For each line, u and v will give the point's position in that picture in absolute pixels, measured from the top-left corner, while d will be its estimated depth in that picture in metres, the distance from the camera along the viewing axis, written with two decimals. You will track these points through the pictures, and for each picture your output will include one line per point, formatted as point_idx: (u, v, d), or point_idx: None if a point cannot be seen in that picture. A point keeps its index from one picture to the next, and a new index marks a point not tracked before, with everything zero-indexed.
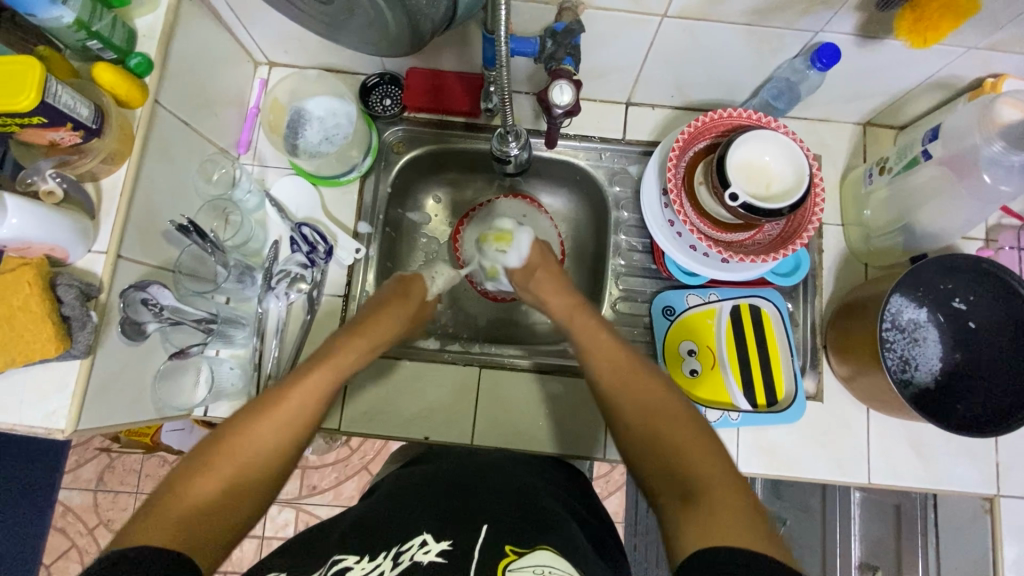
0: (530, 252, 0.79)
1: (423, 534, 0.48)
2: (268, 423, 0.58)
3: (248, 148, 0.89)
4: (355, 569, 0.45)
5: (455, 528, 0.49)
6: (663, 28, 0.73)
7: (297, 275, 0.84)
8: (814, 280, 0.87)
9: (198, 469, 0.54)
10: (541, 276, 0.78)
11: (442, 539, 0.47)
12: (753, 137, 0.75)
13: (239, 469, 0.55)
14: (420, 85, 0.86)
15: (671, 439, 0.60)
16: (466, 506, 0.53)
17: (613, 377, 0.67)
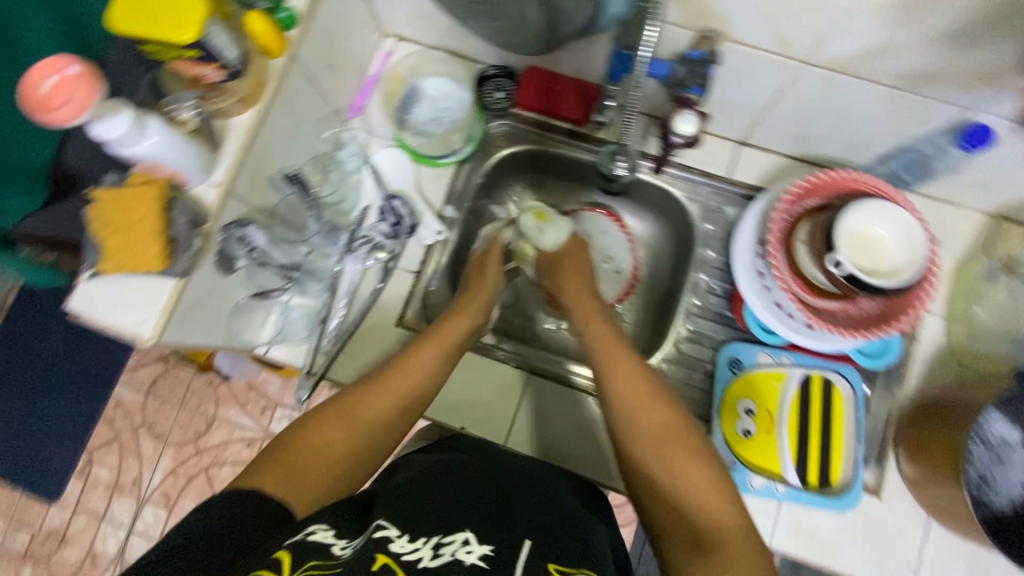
0: (568, 240, 0.87)
1: (466, 531, 0.50)
2: (377, 403, 0.65)
3: (359, 113, 0.92)
4: (398, 544, 0.47)
5: (499, 533, 0.50)
6: (802, 75, 0.69)
7: (378, 243, 0.87)
8: (899, 368, 0.82)
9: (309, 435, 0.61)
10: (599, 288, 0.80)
11: (485, 542, 0.49)
12: (871, 206, 0.70)
13: (347, 439, 0.62)
14: (536, 85, 0.86)
15: (671, 473, 0.60)
16: (513, 511, 0.54)
17: (631, 402, 0.65)
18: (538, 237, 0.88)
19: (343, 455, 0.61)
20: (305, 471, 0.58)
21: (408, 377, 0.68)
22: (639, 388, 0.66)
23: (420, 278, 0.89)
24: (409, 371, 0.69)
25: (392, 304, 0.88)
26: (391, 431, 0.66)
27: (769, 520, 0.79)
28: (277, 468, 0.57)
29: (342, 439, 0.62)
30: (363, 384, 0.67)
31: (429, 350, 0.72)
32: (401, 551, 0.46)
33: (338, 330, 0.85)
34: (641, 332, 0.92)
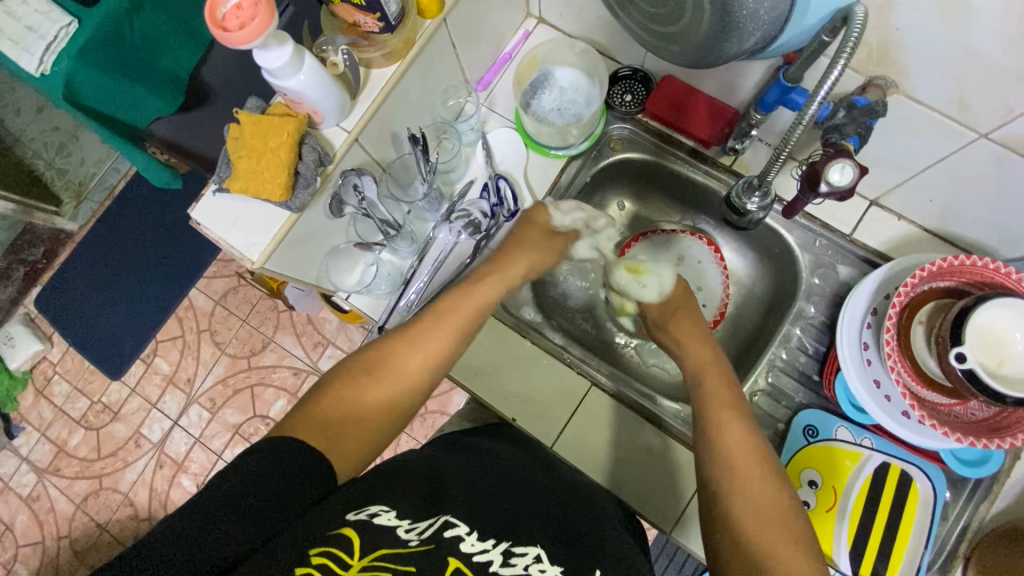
0: (671, 290, 0.84)
1: (537, 548, 0.52)
2: (405, 361, 0.65)
3: (486, 88, 0.92)
4: (467, 542, 0.49)
5: (568, 558, 0.52)
6: (972, 147, 0.63)
7: (475, 219, 0.86)
8: (991, 484, 0.75)
9: (341, 390, 0.62)
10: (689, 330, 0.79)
11: (556, 564, 0.51)
12: (1013, 305, 0.64)
13: (380, 399, 0.63)
14: (669, 98, 0.84)
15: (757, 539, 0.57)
16: (572, 532, 0.56)
17: (728, 455, 0.63)
18: (636, 292, 0.85)
19: (378, 414, 0.62)
20: (340, 430, 0.58)
21: (436, 336, 0.67)
22: (740, 442, 0.64)
23: None
24: (439, 328, 0.68)
25: None
26: (420, 389, 0.66)
27: None
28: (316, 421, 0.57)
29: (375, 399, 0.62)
30: (392, 341, 0.66)
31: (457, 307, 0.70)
32: (472, 551, 0.48)
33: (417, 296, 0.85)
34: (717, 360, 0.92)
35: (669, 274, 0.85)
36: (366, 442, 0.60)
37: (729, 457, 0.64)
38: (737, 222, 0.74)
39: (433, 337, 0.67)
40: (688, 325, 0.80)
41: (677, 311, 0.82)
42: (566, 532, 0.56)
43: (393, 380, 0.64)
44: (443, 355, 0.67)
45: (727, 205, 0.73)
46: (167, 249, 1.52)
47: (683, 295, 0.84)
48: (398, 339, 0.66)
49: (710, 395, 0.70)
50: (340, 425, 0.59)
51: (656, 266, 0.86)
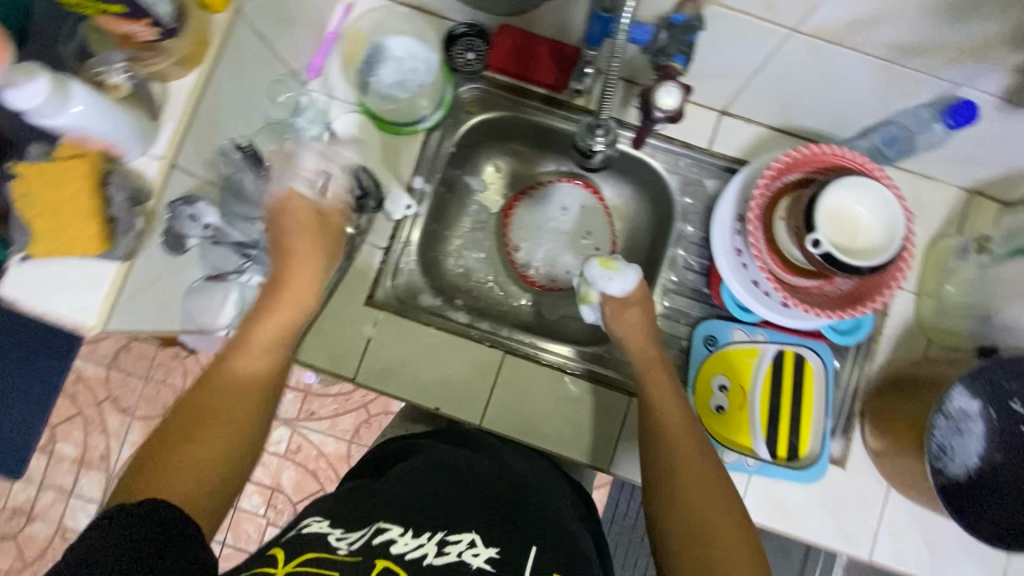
0: (635, 288, 0.78)
1: (472, 532, 0.51)
2: (229, 390, 0.58)
3: (318, 74, 0.84)
4: (399, 542, 0.47)
5: (504, 537, 0.52)
6: (788, 43, 0.66)
7: (344, 217, 0.81)
8: (869, 344, 0.82)
9: (159, 453, 0.52)
10: (636, 313, 0.77)
11: (490, 544, 0.50)
12: (853, 182, 0.69)
13: (228, 435, 0.56)
14: (509, 46, 0.80)
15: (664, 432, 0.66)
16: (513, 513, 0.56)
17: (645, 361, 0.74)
18: (603, 286, 0.78)
19: (228, 454, 0.55)
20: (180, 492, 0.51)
21: (250, 356, 0.61)
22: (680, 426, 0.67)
23: (388, 253, 0.85)
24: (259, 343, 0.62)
25: (358, 282, 0.84)
26: (265, 411, 0.60)
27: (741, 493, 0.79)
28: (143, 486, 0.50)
29: (212, 436, 0.55)
30: (224, 367, 0.60)
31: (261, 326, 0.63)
32: (405, 550, 0.47)
33: None
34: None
35: (636, 270, 0.78)
36: (211, 499, 0.52)
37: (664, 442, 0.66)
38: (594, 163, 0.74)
39: (256, 360, 0.61)
40: (637, 320, 0.77)
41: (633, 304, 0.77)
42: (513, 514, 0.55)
43: (223, 417, 0.56)
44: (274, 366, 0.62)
45: (578, 150, 0.72)
46: None
47: (644, 293, 0.79)
48: (211, 371, 0.59)
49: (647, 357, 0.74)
50: (184, 486, 0.51)
51: (629, 264, 0.79)
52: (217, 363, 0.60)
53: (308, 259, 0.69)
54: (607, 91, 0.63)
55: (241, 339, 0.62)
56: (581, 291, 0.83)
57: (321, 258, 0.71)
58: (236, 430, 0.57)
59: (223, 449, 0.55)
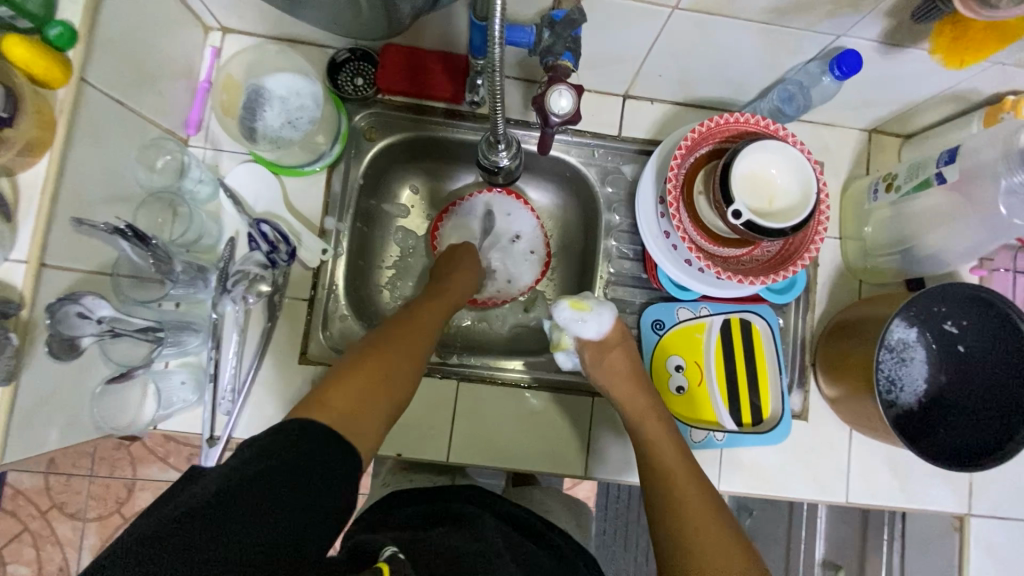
0: (611, 329, 0.78)
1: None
2: (413, 338, 0.66)
3: (199, 128, 0.78)
4: None
5: None
6: (672, 20, 0.65)
7: (255, 276, 0.75)
8: (807, 296, 0.84)
9: (339, 377, 0.57)
10: (616, 355, 0.77)
11: None
12: (760, 146, 0.69)
13: (397, 366, 0.62)
14: (397, 65, 0.77)
15: (671, 487, 0.66)
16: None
17: (636, 412, 0.73)
18: (578, 329, 0.77)
19: (394, 383, 0.60)
20: (358, 408, 0.55)
21: (422, 313, 0.70)
22: (699, 508, 0.64)
23: (314, 304, 0.79)
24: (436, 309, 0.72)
25: (288, 340, 0.78)
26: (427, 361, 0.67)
27: (715, 468, 0.80)
28: (335, 404, 0.54)
29: (380, 369, 0.60)
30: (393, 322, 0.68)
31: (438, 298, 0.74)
32: None
33: (234, 388, 0.75)
34: (567, 276, 0.91)
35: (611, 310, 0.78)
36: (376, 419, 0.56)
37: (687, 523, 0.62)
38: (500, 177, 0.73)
39: (429, 320, 0.70)
40: (620, 364, 0.75)
41: (612, 347, 0.77)
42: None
43: (403, 348, 0.64)
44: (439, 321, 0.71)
45: (484, 168, 0.71)
46: None
47: (620, 332, 0.79)
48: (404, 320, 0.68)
49: (640, 417, 0.72)
50: (362, 404, 0.55)
51: (599, 303, 0.78)
52: (401, 321, 0.68)
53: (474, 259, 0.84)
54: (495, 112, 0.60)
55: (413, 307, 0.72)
56: (557, 338, 0.80)
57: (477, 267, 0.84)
58: (406, 368, 0.63)
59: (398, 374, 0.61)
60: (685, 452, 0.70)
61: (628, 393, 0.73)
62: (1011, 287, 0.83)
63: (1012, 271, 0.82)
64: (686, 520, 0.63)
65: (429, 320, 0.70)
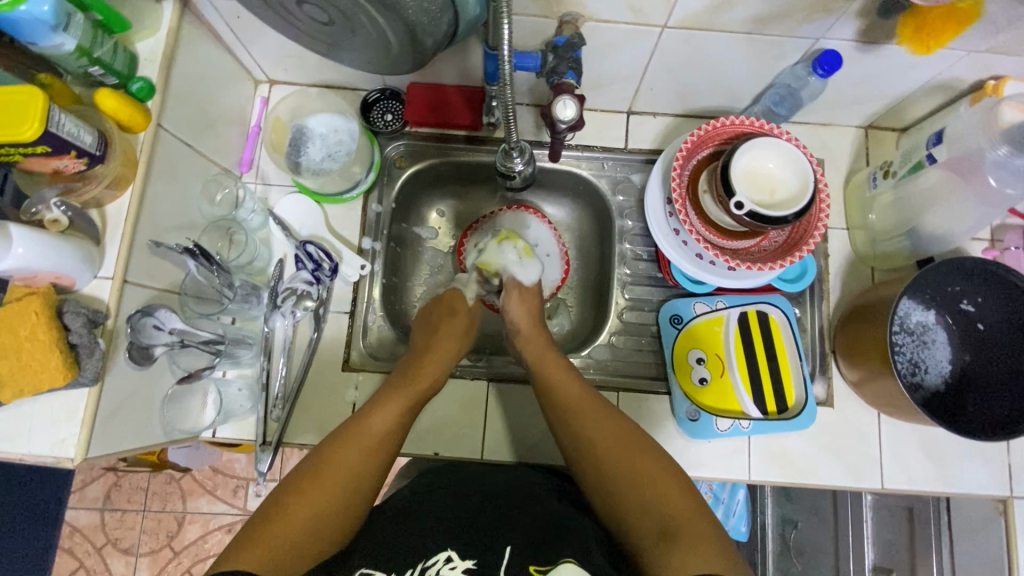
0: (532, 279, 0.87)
1: (446, 550, 0.58)
2: (358, 447, 0.64)
3: (250, 166, 0.89)
4: None
5: (476, 545, 0.58)
6: (663, 38, 0.73)
7: (302, 292, 0.83)
8: (820, 285, 0.86)
9: (273, 512, 0.58)
10: (522, 295, 0.85)
11: (466, 557, 0.57)
12: (755, 144, 0.75)
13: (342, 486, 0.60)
14: (420, 99, 0.86)
15: (568, 406, 0.70)
16: (488, 537, 0.59)
17: (537, 349, 0.78)
18: (512, 266, 0.87)
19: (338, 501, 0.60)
20: (287, 540, 0.56)
21: (381, 410, 0.68)
22: (603, 421, 0.68)
23: (354, 318, 0.85)
24: (392, 402, 0.69)
25: (330, 351, 0.84)
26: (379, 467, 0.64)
27: (744, 457, 0.81)
28: (261, 550, 0.55)
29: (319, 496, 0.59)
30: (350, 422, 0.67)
31: (393, 404, 0.69)
32: None
33: (283, 395, 0.81)
34: (584, 315, 0.97)
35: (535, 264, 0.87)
36: (313, 545, 0.57)
37: (586, 425, 0.67)
38: (518, 182, 0.80)
39: (384, 421, 0.67)
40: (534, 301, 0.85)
41: (526, 292, 0.85)
42: (536, 538, 0.59)
43: (342, 465, 0.62)
44: (402, 421, 0.68)
45: (501, 174, 0.78)
46: (21, 487, 1.35)
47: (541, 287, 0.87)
48: (347, 434, 0.65)
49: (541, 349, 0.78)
50: (295, 540, 0.56)
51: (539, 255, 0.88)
52: (354, 422, 0.66)
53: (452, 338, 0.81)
54: (505, 116, 0.66)
55: (372, 404, 0.69)
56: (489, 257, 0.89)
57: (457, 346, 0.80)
58: (351, 480, 0.61)
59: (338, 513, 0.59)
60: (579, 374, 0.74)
61: (529, 324, 0.82)
62: None
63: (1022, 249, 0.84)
64: (589, 433, 0.67)
65: (384, 422, 0.66)
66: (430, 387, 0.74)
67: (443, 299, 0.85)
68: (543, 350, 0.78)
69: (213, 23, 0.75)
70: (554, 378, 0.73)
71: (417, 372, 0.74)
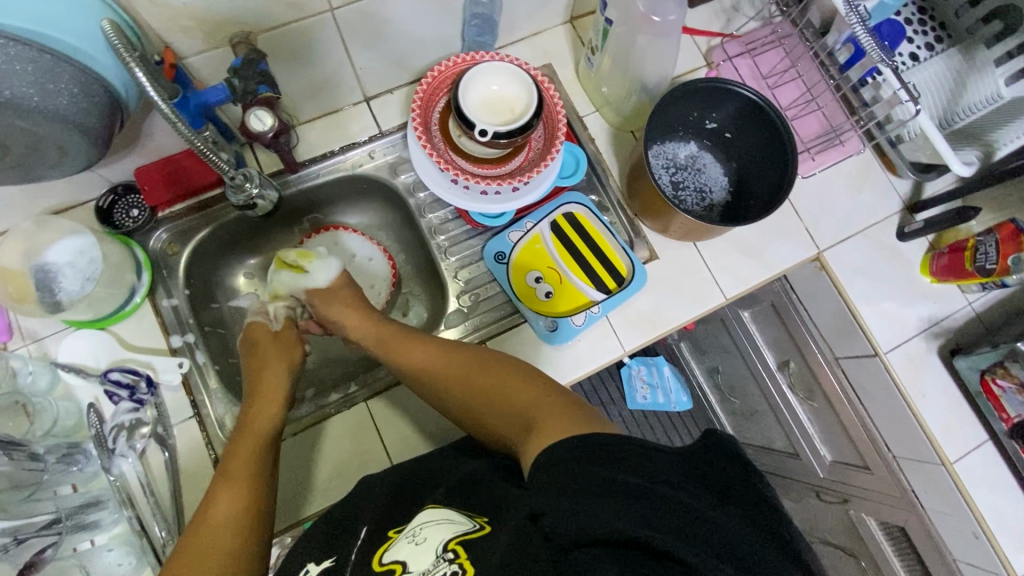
0: (336, 277, 0.87)
1: (308, 565, 0.52)
2: (218, 521, 0.61)
3: (10, 331, 0.79)
4: None
5: (338, 545, 0.53)
6: (339, 20, 0.74)
7: (132, 422, 0.77)
8: (600, 166, 0.94)
9: None
10: (343, 296, 0.85)
11: (324, 560, 0.52)
12: (472, 74, 0.79)
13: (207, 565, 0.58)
14: (155, 179, 0.81)
15: (426, 369, 0.75)
16: (345, 532, 0.54)
17: (377, 338, 0.82)
18: (306, 281, 0.87)
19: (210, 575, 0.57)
20: None
21: (229, 478, 0.65)
22: (459, 363, 0.73)
23: (203, 415, 0.80)
24: (238, 466, 0.67)
25: (194, 462, 0.78)
26: (245, 527, 0.62)
27: (613, 336, 0.87)
28: None
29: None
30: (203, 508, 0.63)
31: (245, 453, 0.68)
32: None
33: (167, 530, 0.75)
34: (430, 295, 0.98)
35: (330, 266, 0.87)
36: None
37: (445, 373, 0.73)
38: (265, 208, 0.77)
39: (234, 491, 0.64)
40: (348, 300, 0.85)
41: (336, 296, 0.85)
42: (397, 504, 0.57)
43: (206, 548, 0.59)
44: (257, 477, 0.66)
45: (245, 208, 0.75)
46: None
47: (346, 279, 0.87)
48: (200, 522, 0.62)
49: (379, 335, 0.81)
50: None
51: (325, 257, 0.88)
52: (203, 509, 0.63)
53: (278, 366, 0.79)
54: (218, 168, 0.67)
55: (218, 479, 0.66)
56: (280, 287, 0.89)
57: (282, 374, 0.79)
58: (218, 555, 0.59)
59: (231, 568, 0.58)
60: (423, 337, 0.79)
61: (352, 315, 0.84)
62: (736, 71, 0.98)
63: (728, 59, 0.98)
64: (448, 377, 0.73)
65: (234, 492, 0.64)
66: (270, 428, 0.73)
67: (248, 336, 0.83)
68: (379, 335, 0.81)
69: None
70: (405, 353, 0.77)
71: (254, 422, 0.72)
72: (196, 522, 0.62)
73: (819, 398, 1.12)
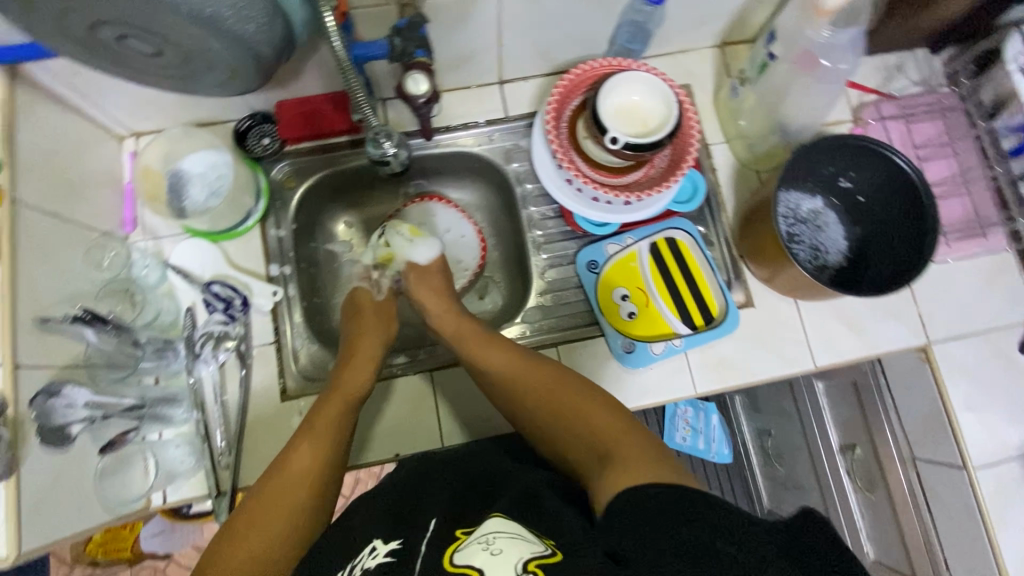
0: (433, 259, 0.89)
1: (373, 541, 0.52)
2: (296, 471, 0.65)
3: (136, 224, 0.86)
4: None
5: (405, 529, 0.53)
6: (505, 2, 0.75)
7: (220, 333, 0.82)
8: (716, 199, 0.91)
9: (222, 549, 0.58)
10: (432, 276, 0.88)
11: (391, 540, 0.51)
12: (617, 81, 0.78)
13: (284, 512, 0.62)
14: (294, 116, 0.85)
15: (504, 373, 0.75)
16: (412, 517, 0.55)
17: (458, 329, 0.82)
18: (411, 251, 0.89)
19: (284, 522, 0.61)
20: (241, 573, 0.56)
21: (315, 434, 0.69)
22: (536, 377, 0.73)
23: (282, 345, 0.84)
24: (321, 422, 0.70)
25: (265, 385, 0.82)
26: (319, 484, 0.65)
27: (687, 374, 0.85)
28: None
29: (269, 525, 0.60)
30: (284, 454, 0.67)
31: (330, 412, 0.71)
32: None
33: (226, 441, 0.79)
34: (511, 285, 0.98)
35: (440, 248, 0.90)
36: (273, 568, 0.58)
37: (520, 381, 0.73)
38: (394, 168, 0.80)
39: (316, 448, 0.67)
40: (437, 284, 0.87)
41: (427, 274, 0.88)
42: (463, 502, 0.58)
43: (285, 496, 0.63)
44: (337, 438, 0.69)
45: (377, 162, 0.78)
46: None
47: (443, 264, 0.90)
48: (282, 468, 0.65)
49: (462, 322, 0.82)
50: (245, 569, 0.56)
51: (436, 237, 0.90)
52: (285, 456, 0.67)
53: (376, 340, 0.82)
54: (359, 110, 0.70)
55: (303, 432, 0.69)
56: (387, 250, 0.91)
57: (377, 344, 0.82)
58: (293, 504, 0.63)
59: (303, 521, 0.62)
60: (505, 340, 0.78)
61: (437, 297, 0.85)
62: (885, 133, 0.92)
63: (880, 119, 0.92)
64: (525, 387, 0.72)
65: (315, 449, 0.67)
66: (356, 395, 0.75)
67: (351, 301, 0.88)
68: (459, 327, 0.82)
69: (49, 84, 0.71)
70: (484, 351, 0.77)
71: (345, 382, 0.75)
72: (277, 466, 0.66)
73: (880, 491, 1.01)
